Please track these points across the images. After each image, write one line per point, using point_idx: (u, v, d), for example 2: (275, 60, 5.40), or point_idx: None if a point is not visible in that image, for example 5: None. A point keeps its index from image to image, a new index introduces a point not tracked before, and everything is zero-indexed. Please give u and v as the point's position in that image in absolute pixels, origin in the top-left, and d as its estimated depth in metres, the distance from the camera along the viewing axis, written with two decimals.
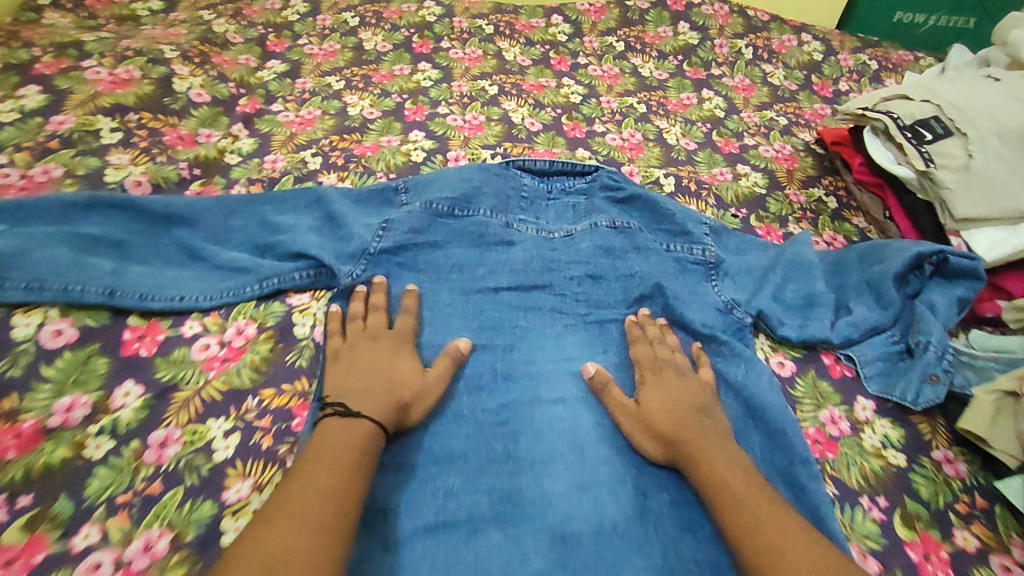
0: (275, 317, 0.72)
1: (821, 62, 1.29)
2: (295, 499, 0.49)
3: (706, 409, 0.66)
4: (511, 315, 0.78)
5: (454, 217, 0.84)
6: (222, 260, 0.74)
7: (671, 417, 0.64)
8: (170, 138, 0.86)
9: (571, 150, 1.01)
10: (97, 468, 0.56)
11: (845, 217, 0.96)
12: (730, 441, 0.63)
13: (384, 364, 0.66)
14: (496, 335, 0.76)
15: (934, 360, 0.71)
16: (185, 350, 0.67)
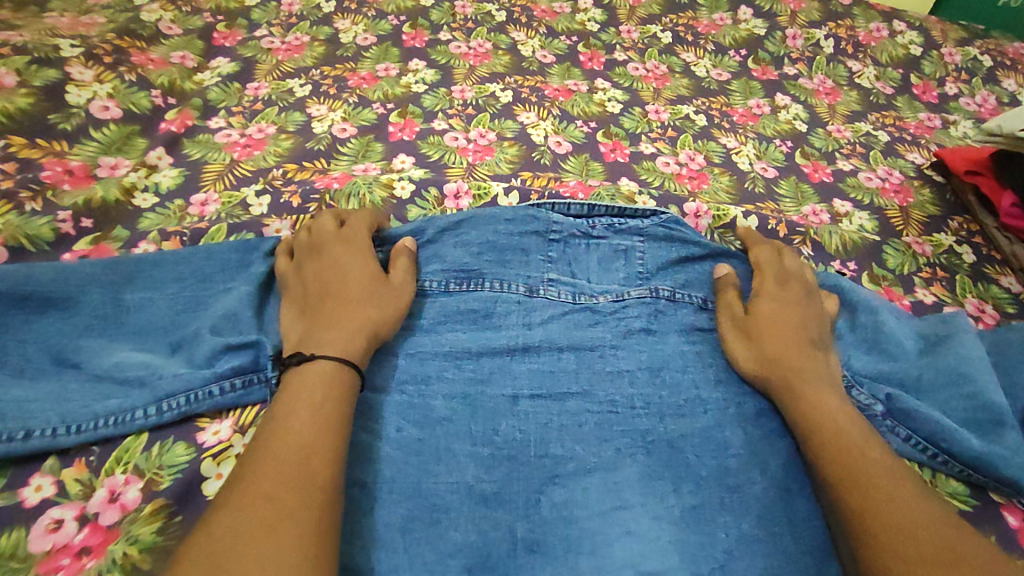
0: (173, 471, 0.47)
1: (920, 57, 1.02)
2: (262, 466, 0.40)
3: (820, 336, 0.58)
4: (538, 435, 0.52)
5: (451, 295, 0.60)
6: (103, 368, 0.50)
7: (782, 331, 0.57)
8: (52, 174, 0.62)
9: (612, 182, 0.74)
10: None
11: (990, 277, 0.70)
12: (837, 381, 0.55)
13: (336, 277, 0.55)
14: (515, 472, 0.50)
15: None
16: (17, 536, 0.42)
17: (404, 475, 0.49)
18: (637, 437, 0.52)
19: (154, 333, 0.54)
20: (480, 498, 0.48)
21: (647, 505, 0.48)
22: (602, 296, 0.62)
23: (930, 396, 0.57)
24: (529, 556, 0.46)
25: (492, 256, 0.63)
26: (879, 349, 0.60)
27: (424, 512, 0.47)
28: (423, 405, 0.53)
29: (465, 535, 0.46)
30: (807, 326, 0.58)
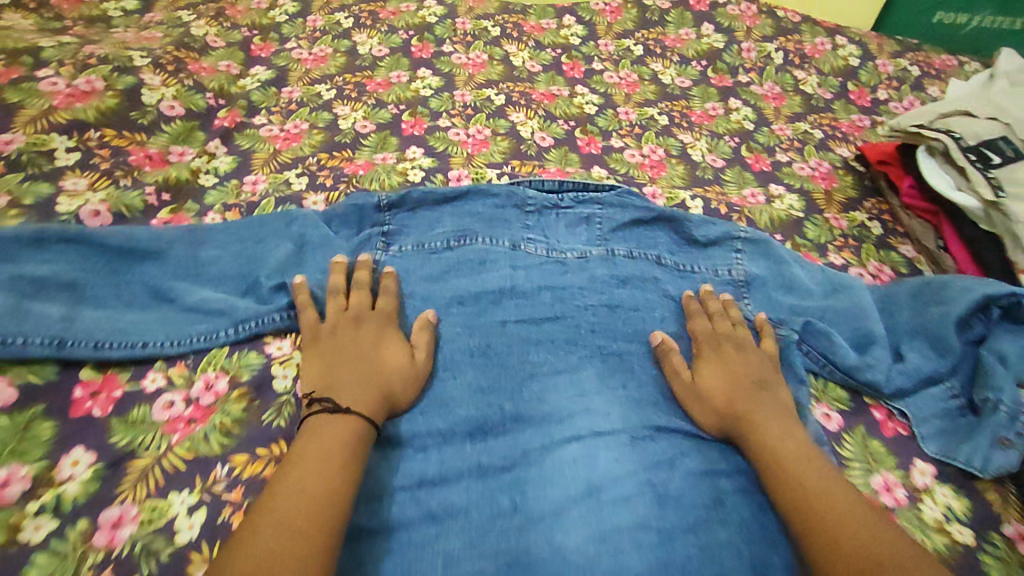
0: (251, 370, 0.63)
1: (858, 68, 1.18)
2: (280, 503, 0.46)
3: (763, 379, 0.65)
4: (520, 348, 0.68)
5: (449, 251, 0.75)
6: (192, 302, 0.65)
7: (727, 387, 0.65)
8: (137, 158, 0.77)
9: (586, 169, 0.90)
10: (36, 554, 0.48)
11: (891, 246, 0.85)
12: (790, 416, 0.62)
13: (373, 347, 0.63)
14: (504, 372, 0.66)
15: (1006, 421, 0.61)
16: (144, 410, 0.58)
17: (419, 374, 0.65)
18: (595, 349, 0.69)
19: (227, 278, 0.69)
20: (478, 390, 0.64)
21: (603, 400, 0.65)
22: (570, 251, 0.78)
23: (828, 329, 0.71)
24: (513, 426, 0.62)
25: (482, 220, 0.78)
26: (790, 291, 0.76)
27: (436, 398, 0.64)
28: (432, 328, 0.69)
29: (465, 413, 0.63)
30: (753, 370, 0.66)
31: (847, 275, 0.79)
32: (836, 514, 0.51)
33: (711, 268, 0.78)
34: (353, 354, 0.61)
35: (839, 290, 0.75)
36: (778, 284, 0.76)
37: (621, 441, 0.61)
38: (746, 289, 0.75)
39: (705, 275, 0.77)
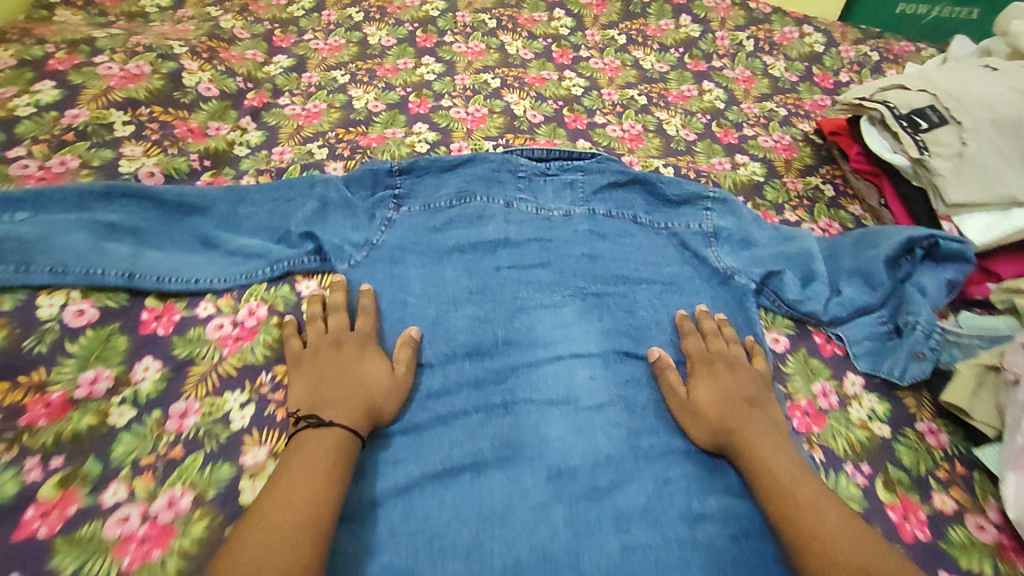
0: (286, 301, 0.74)
1: (822, 53, 1.30)
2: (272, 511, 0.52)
3: (754, 400, 0.68)
4: (512, 288, 0.79)
5: (451, 208, 0.86)
6: (234, 247, 0.76)
7: (721, 404, 0.68)
8: (181, 131, 0.88)
9: (572, 141, 1.02)
10: (122, 433, 0.61)
11: (841, 206, 0.97)
12: (781, 432, 0.66)
13: (354, 365, 0.67)
14: (497, 306, 0.77)
15: (923, 338, 0.73)
16: (199, 330, 0.70)
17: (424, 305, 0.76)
18: (577, 290, 0.80)
19: (262, 230, 0.80)
20: (477, 319, 0.76)
21: (582, 329, 0.76)
22: (556, 210, 0.88)
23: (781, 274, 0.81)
24: (505, 347, 0.74)
25: (477, 183, 0.88)
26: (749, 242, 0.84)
27: (439, 324, 0.75)
28: (436, 268, 0.80)
29: (464, 335, 0.74)
30: (745, 390, 0.69)
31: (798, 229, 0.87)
32: (828, 526, 0.55)
33: (683, 223, 0.87)
34: (335, 375, 0.65)
35: (793, 239, 0.84)
36: (740, 237, 0.85)
37: (595, 361, 0.73)
38: (713, 240, 0.85)
39: (677, 230, 0.87)
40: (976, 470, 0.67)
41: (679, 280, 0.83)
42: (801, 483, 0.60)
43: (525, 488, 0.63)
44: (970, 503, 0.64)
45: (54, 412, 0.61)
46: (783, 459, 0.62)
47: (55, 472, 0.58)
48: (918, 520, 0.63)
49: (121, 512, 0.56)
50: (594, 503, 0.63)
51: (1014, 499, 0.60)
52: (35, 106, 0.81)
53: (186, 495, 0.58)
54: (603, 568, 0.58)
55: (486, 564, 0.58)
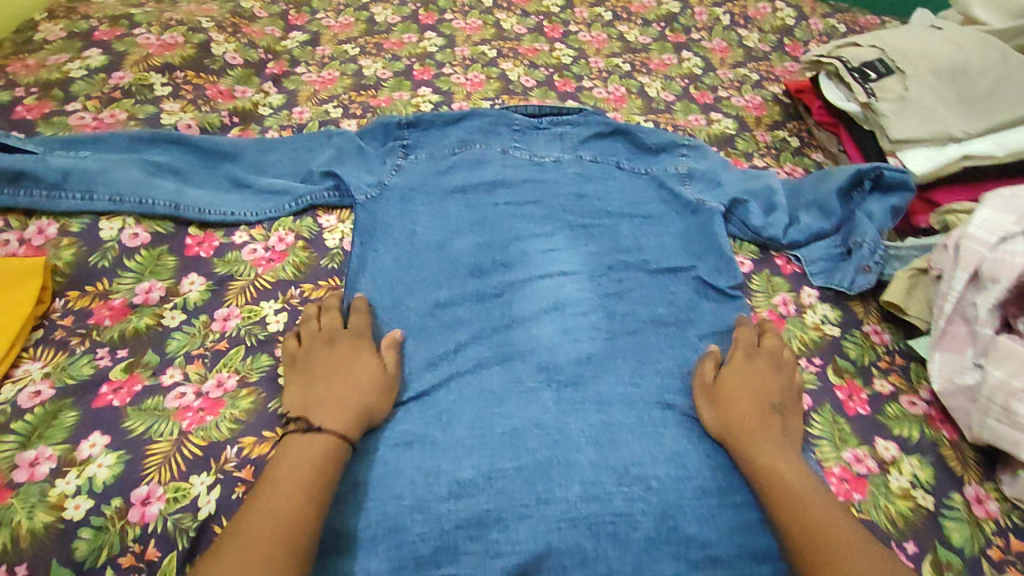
0: (309, 230, 0.84)
1: (793, 26, 1.40)
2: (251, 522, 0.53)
3: (781, 399, 0.69)
4: (509, 221, 0.89)
5: (453, 157, 0.94)
6: (263, 186, 0.86)
7: (744, 397, 0.69)
8: (212, 93, 0.99)
9: (562, 102, 1.13)
10: (175, 333, 0.71)
11: (805, 154, 1.08)
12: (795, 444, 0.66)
13: (343, 367, 0.68)
14: (495, 235, 0.87)
15: (868, 253, 0.83)
16: (235, 255, 0.79)
17: (429, 233, 0.86)
18: (566, 222, 0.89)
19: (287, 174, 0.89)
20: (479, 246, 0.86)
21: (568, 253, 0.86)
22: (547, 157, 0.96)
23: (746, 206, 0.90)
24: (503, 267, 0.84)
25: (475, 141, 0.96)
26: (718, 182, 0.93)
27: (443, 249, 0.85)
28: (440, 204, 0.89)
29: (466, 257, 0.84)
30: (775, 391, 0.70)
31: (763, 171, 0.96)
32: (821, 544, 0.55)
33: (660, 166, 0.96)
34: (325, 378, 0.66)
35: (757, 178, 0.93)
36: (710, 177, 0.94)
37: (581, 277, 0.83)
38: (686, 179, 0.94)
39: (656, 172, 0.96)
40: (913, 361, 0.77)
41: (656, 214, 0.91)
42: (795, 480, 0.61)
43: (519, 377, 0.73)
44: (905, 386, 0.75)
45: (116, 313, 0.72)
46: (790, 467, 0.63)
47: (121, 360, 0.68)
48: (861, 398, 0.73)
49: (178, 390, 0.66)
50: (579, 389, 0.72)
51: (938, 372, 0.70)
52: (87, 69, 0.93)
53: (232, 377, 0.68)
54: (587, 434, 0.68)
55: (487, 434, 0.68)
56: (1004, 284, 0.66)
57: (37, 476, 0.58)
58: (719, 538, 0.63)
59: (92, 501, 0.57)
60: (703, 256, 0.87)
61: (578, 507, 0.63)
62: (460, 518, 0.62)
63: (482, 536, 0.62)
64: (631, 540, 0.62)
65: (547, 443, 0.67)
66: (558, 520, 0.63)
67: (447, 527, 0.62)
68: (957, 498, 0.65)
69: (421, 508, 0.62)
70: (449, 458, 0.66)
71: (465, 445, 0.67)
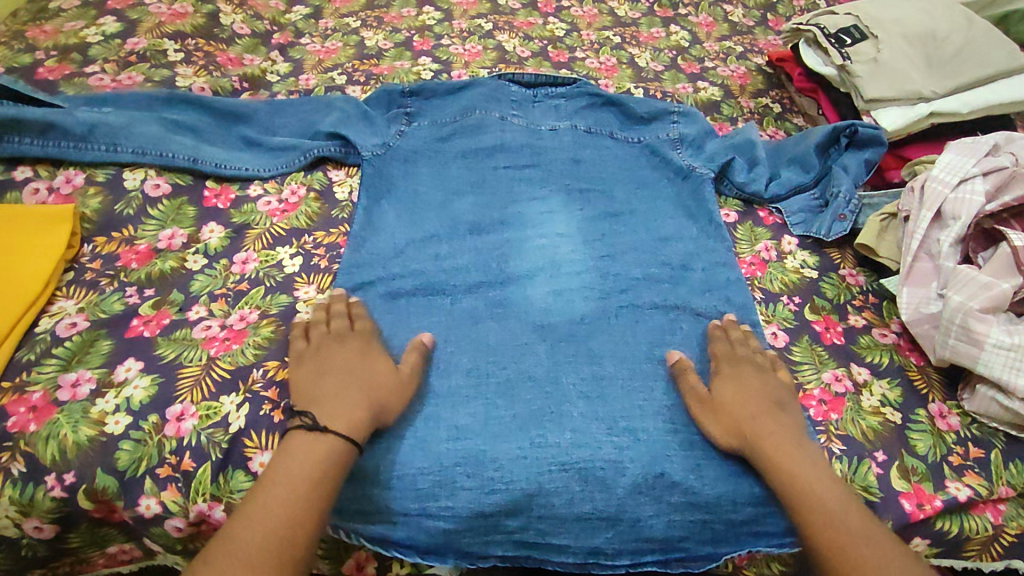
0: (319, 182, 0.87)
1: (776, 3, 1.45)
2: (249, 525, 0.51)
3: (787, 396, 0.66)
4: (508, 189, 0.90)
5: (455, 123, 0.97)
6: (273, 143, 0.89)
7: (748, 402, 0.64)
8: (222, 60, 1.03)
9: (556, 70, 1.18)
10: (197, 275, 0.73)
11: (786, 118, 1.13)
12: (806, 443, 0.62)
13: (355, 365, 0.63)
14: (495, 201, 0.89)
15: (843, 203, 0.87)
16: (251, 207, 0.82)
17: (429, 196, 0.88)
18: (564, 188, 0.91)
19: (295, 134, 0.93)
20: (478, 210, 0.87)
21: (564, 216, 0.87)
22: (545, 126, 0.99)
23: (729, 164, 0.93)
24: (502, 226, 0.85)
25: (477, 106, 0.99)
26: (704, 144, 0.97)
27: (439, 211, 0.86)
28: (443, 167, 0.92)
29: (464, 216, 0.86)
30: (767, 392, 0.65)
31: (743, 128, 0.99)
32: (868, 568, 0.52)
33: (654, 133, 0.99)
34: (329, 380, 0.61)
35: (738, 140, 0.96)
36: (699, 142, 0.97)
37: (576, 241, 0.84)
38: (679, 143, 0.97)
39: (650, 140, 0.98)
40: (885, 300, 0.80)
41: (649, 180, 0.94)
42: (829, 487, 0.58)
43: (515, 334, 0.72)
44: (878, 320, 0.77)
45: (142, 257, 0.74)
46: (809, 465, 0.59)
47: (149, 298, 0.70)
48: (837, 331, 0.76)
49: (204, 324, 0.68)
50: (572, 344, 0.71)
51: (906, 304, 0.73)
52: (103, 35, 0.98)
53: (253, 313, 0.70)
54: (579, 388, 0.68)
55: (484, 381, 0.68)
56: (965, 221, 0.71)
57: (79, 396, 0.60)
58: (707, 486, 0.63)
59: (130, 417, 0.59)
60: (694, 218, 0.89)
61: (569, 453, 0.63)
62: (456, 455, 0.63)
63: (478, 473, 0.62)
64: (618, 485, 0.62)
65: (540, 393, 0.67)
66: (548, 464, 0.62)
67: (444, 463, 0.62)
68: (923, 413, 0.67)
69: (420, 446, 0.63)
70: (447, 406, 0.66)
71: (461, 394, 0.67)
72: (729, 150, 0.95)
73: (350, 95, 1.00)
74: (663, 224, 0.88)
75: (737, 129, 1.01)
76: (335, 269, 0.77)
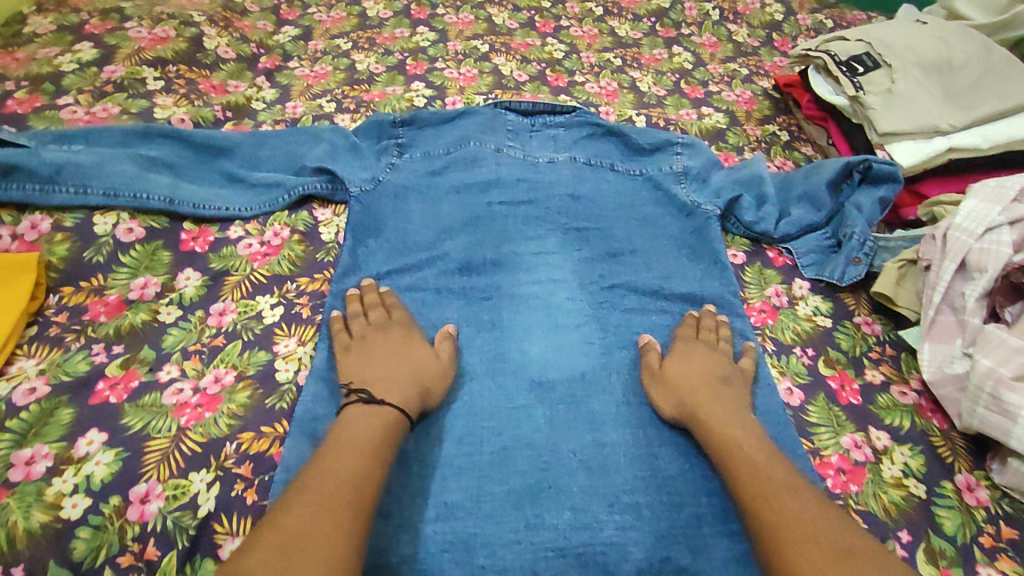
0: (304, 223, 0.83)
1: (781, 22, 1.41)
2: (321, 477, 0.52)
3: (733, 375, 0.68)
4: (502, 227, 0.86)
5: (448, 155, 0.92)
6: (255, 180, 0.84)
7: (695, 376, 0.66)
8: (205, 87, 0.98)
9: (554, 96, 1.13)
10: (170, 328, 0.69)
11: (795, 147, 1.08)
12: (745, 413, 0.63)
13: (404, 352, 0.66)
14: (488, 240, 0.84)
15: (858, 245, 0.82)
16: (231, 249, 0.78)
17: (417, 235, 0.83)
18: (560, 226, 0.87)
19: (280, 168, 0.88)
20: (469, 250, 0.82)
21: (561, 257, 0.83)
22: (542, 158, 0.95)
23: (737, 201, 0.89)
24: (494, 268, 0.81)
25: (471, 136, 0.94)
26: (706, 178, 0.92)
27: (427, 251, 0.81)
28: (434, 203, 0.87)
29: (456, 257, 0.81)
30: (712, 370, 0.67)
31: (752, 160, 0.94)
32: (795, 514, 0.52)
33: (656, 165, 0.94)
34: (372, 367, 0.64)
35: (745, 173, 0.92)
36: (704, 177, 0.92)
37: (574, 287, 0.79)
38: (684, 177, 0.92)
39: (652, 172, 0.94)
40: (904, 352, 0.75)
41: (650, 217, 0.89)
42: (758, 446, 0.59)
43: (511, 394, 0.67)
44: (896, 375, 0.73)
45: (112, 309, 0.69)
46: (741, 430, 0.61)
47: (117, 356, 0.65)
48: (853, 389, 0.71)
49: (175, 386, 0.63)
50: (572, 407, 0.67)
51: (928, 363, 0.68)
52: (78, 63, 0.93)
53: (229, 374, 0.65)
54: (579, 457, 0.63)
55: (478, 451, 0.63)
56: (992, 274, 0.66)
57: (32, 475, 0.55)
58: (717, 571, 0.58)
59: (89, 499, 0.54)
60: (696, 258, 0.84)
61: (568, 536, 0.58)
62: (445, 539, 0.58)
63: (468, 560, 0.57)
64: (621, 573, 0.57)
65: (538, 465, 0.62)
66: (545, 549, 0.57)
67: (433, 548, 0.58)
68: (949, 485, 0.63)
69: (407, 529, 0.58)
70: (437, 479, 0.61)
71: (452, 465, 0.62)
72: (735, 186, 0.91)
73: (339, 126, 0.95)
74: (666, 266, 0.83)
75: (746, 161, 0.96)
76: (317, 320, 0.72)
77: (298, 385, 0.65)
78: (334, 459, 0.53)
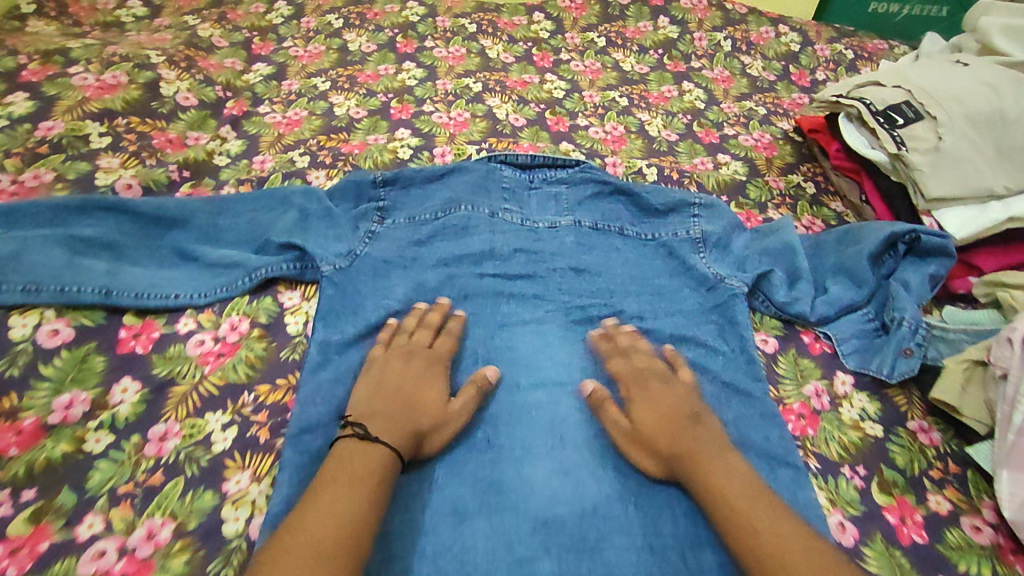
0: (267, 313, 0.71)
1: (799, 53, 1.30)
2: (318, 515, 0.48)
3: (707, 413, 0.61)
4: (495, 311, 0.74)
5: (435, 220, 0.80)
6: (211, 259, 0.72)
7: (661, 415, 0.60)
8: (159, 142, 0.87)
9: (555, 144, 1.02)
10: (99, 461, 0.57)
11: (823, 202, 0.98)
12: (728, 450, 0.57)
13: (409, 387, 0.61)
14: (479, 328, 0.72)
15: (909, 334, 0.71)
16: (179, 348, 0.66)
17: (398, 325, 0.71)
18: (562, 309, 0.75)
19: (242, 241, 0.76)
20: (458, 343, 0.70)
21: (566, 348, 0.71)
22: (542, 222, 0.83)
23: (767, 275, 0.77)
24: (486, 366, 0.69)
25: (461, 198, 0.82)
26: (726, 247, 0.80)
27: None
28: (418, 281, 0.75)
29: None
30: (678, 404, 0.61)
31: (779, 223, 0.83)
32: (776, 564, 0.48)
33: (672, 229, 0.82)
34: (381, 399, 0.59)
35: (772, 241, 0.80)
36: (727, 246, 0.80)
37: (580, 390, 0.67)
38: (703, 245, 0.80)
39: (666, 238, 0.82)
40: (969, 468, 0.64)
41: (666, 292, 0.77)
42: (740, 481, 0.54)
43: (511, 540, 0.56)
44: (965, 503, 0.62)
45: (25, 439, 0.57)
46: (722, 467, 0.55)
47: (27, 505, 0.53)
48: (915, 523, 0.60)
49: (97, 546, 0.52)
50: (583, 556, 0.56)
51: (1010, 499, 0.57)
52: (7, 118, 0.81)
53: (165, 527, 0.53)
54: None
55: None
56: None
57: None
58: None
59: None
60: (717, 341, 0.73)
61: None
62: None
63: None
64: None
65: None
66: None
67: None
68: None
69: None
70: None
71: None
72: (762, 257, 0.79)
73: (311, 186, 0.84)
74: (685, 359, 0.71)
75: (772, 224, 0.84)
76: (277, 444, 0.60)
77: (249, 540, 0.54)
78: (330, 495, 0.49)
